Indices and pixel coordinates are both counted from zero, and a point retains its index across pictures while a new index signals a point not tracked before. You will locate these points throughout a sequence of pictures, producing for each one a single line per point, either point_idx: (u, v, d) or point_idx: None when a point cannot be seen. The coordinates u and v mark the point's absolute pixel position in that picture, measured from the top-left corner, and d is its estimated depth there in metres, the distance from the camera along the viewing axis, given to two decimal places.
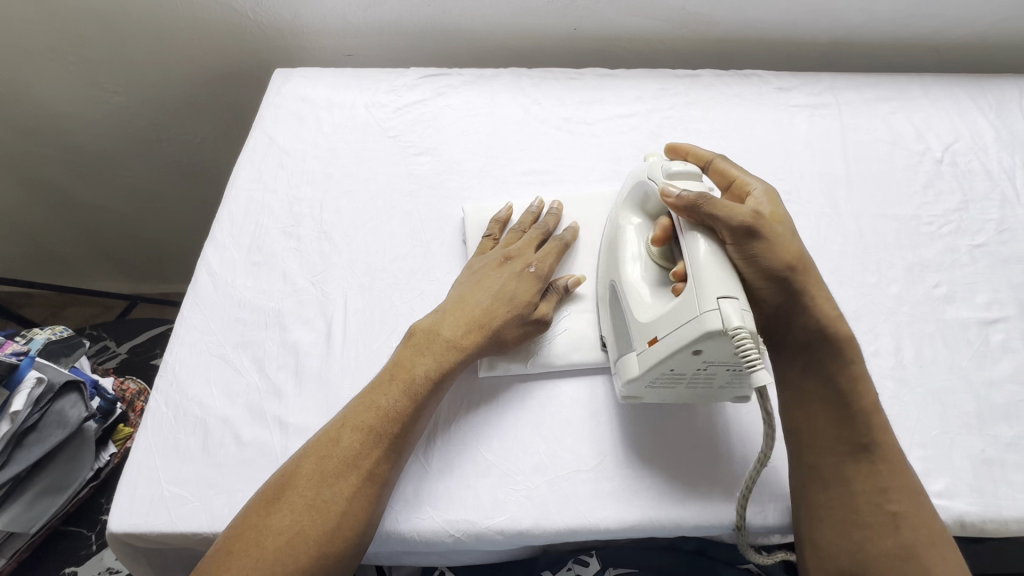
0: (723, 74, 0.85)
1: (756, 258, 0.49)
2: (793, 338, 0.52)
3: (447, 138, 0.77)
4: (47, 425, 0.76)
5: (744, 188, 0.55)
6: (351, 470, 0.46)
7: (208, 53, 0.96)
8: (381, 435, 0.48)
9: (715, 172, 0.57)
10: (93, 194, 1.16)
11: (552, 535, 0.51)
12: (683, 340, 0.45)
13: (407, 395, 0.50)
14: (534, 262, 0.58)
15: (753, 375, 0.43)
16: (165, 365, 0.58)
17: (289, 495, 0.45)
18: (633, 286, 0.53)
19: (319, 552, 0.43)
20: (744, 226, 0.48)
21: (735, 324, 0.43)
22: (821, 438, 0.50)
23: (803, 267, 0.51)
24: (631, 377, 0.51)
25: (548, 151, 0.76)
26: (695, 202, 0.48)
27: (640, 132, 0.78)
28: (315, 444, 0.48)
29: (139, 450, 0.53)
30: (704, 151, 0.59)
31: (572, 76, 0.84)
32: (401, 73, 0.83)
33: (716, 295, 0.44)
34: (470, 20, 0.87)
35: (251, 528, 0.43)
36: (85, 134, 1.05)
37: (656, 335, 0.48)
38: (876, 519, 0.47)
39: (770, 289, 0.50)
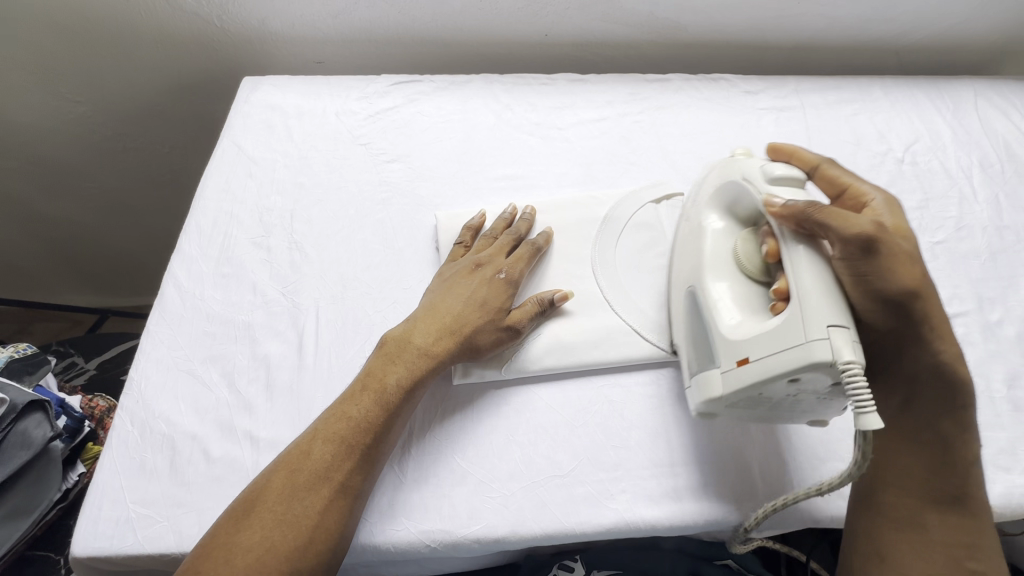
0: (692, 79, 0.86)
1: (872, 279, 0.46)
2: (901, 368, 0.50)
3: (419, 145, 0.77)
4: (11, 446, 0.74)
5: (860, 198, 0.53)
6: (322, 483, 0.46)
7: (174, 61, 0.94)
8: (352, 445, 0.48)
9: (822, 178, 0.55)
10: (57, 205, 1.13)
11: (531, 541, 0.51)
12: (783, 368, 0.44)
13: (379, 405, 0.50)
14: (505, 267, 0.59)
15: (862, 416, 0.41)
16: (131, 382, 0.56)
17: (257, 510, 0.44)
18: (716, 299, 0.52)
19: (291, 568, 0.42)
20: (868, 239, 0.45)
21: (846, 357, 0.42)
22: (916, 483, 0.49)
23: (924, 292, 0.48)
24: (712, 396, 0.50)
25: (521, 157, 0.76)
26: (811, 212, 0.46)
27: (611, 136, 0.79)
28: (285, 458, 0.47)
29: (103, 470, 0.52)
30: (810, 154, 0.57)
31: (543, 81, 0.84)
32: (373, 80, 0.82)
33: (826, 324, 0.43)
34: (442, 26, 0.86)
35: (217, 547, 0.42)
36: (47, 143, 1.02)
37: (747, 356, 0.47)
38: (941, 565, 0.47)
39: (882, 314, 0.47)
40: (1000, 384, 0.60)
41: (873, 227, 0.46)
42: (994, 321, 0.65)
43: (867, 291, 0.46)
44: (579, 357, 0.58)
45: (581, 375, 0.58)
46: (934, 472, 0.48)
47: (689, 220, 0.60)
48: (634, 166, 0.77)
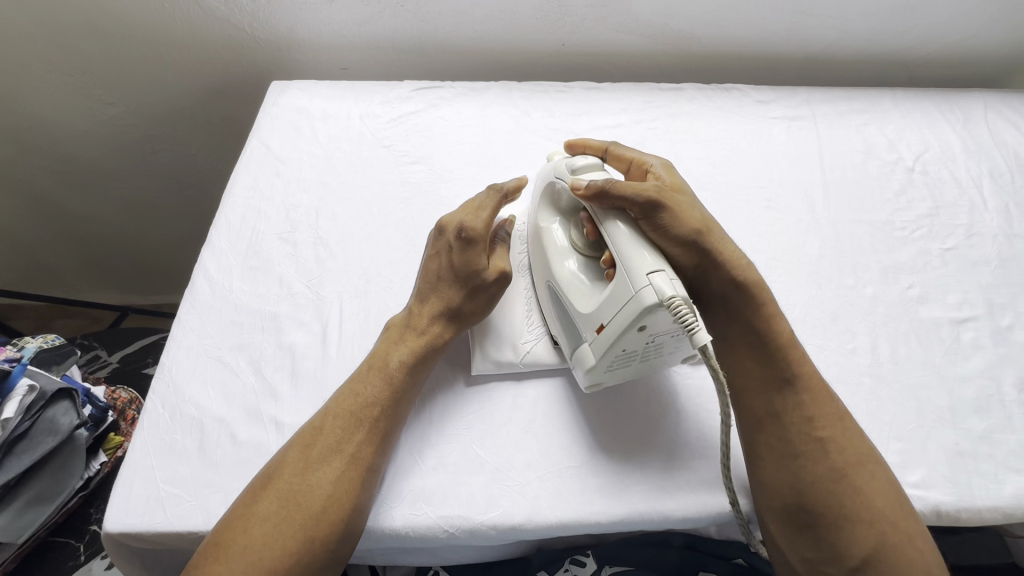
0: (705, 88, 0.89)
1: (664, 228, 0.52)
2: (709, 294, 0.55)
3: (439, 147, 0.79)
4: (38, 432, 0.77)
5: (642, 165, 0.59)
6: (335, 455, 0.48)
7: (204, 66, 0.98)
8: (362, 420, 0.50)
9: (613, 157, 0.62)
10: (85, 204, 1.17)
11: (544, 530, 0.52)
12: (625, 321, 0.47)
13: (387, 382, 0.52)
14: (463, 224, 0.58)
15: (695, 338, 0.44)
16: (162, 367, 0.58)
17: (276, 483, 0.46)
18: (568, 280, 0.55)
19: (307, 535, 0.44)
20: (649, 199, 0.51)
21: (668, 295, 0.45)
22: (754, 382, 0.52)
23: (710, 231, 0.54)
24: (588, 367, 0.52)
25: (537, 160, 0.79)
26: (605, 186, 0.51)
27: (626, 142, 0.82)
28: (300, 434, 0.49)
29: (135, 450, 0.53)
30: (598, 142, 0.64)
31: (560, 89, 0.87)
32: (396, 86, 0.86)
33: (647, 272, 0.46)
34: (463, 35, 0.90)
35: (240, 517, 0.44)
36: (78, 144, 1.06)
37: (601, 322, 0.50)
38: (798, 443, 0.49)
39: (687, 253, 0.53)
40: (1011, 387, 0.61)
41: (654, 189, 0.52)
42: (1004, 326, 0.66)
43: (665, 234, 0.52)
44: None
45: None
46: (762, 362, 0.52)
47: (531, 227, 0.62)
48: None
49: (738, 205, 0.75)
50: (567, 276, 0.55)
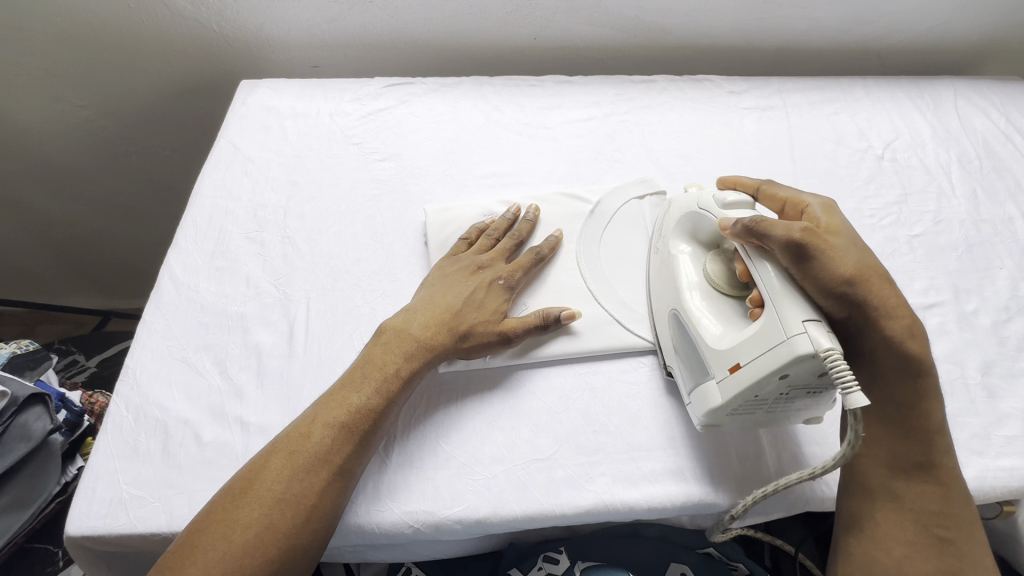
0: (677, 80, 0.89)
1: (814, 275, 0.48)
2: (865, 353, 0.51)
3: (410, 144, 0.79)
4: (11, 439, 0.77)
5: (799, 205, 0.56)
6: (320, 464, 0.48)
7: (178, 67, 0.97)
8: (351, 430, 0.50)
9: (765, 197, 0.59)
10: (60, 208, 1.16)
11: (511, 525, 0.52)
12: (771, 365, 0.46)
13: (378, 392, 0.52)
14: (504, 273, 0.61)
15: (849, 397, 0.43)
16: (126, 370, 0.58)
17: (256, 489, 0.46)
18: (695, 314, 0.54)
19: (286, 541, 0.45)
20: (798, 243, 0.48)
21: (825, 346, 0.44)
22: (883, 455, 0.51)
23: (867, 279, 0.50)
24: (713, 405, 0.51)
25: (508, 154, 0.79)
26: (755, 225, 0.49)
27: (596, 135, 0.81)
28: (286, 441, 0.49)
29: (99, 454, 0.53)
30: (750, 180, 0.62)
31: (532, 83, 0.87)
32: (366, 83, 0.86)
33: (802, 319, 0.46)
34: (435, 31, 0.89)
35: (217, 521, 0.44)
36: (52, 147, 1.06)
37: (738, 361, 0.49)
38: (909, 532, 0.49)
39: (837, 306, 0.49)
40: (975, 370, 0.62)
41: (803, 232, 0.49)
42: (970, 311, 0.66)
43: (814, 284, 0.48)
44: (564, 341, 0.60)
45: (563, 362, 0.60)
46: (904, 440, 0.50)
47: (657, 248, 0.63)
48: (619, 163, 0.79)
49: None
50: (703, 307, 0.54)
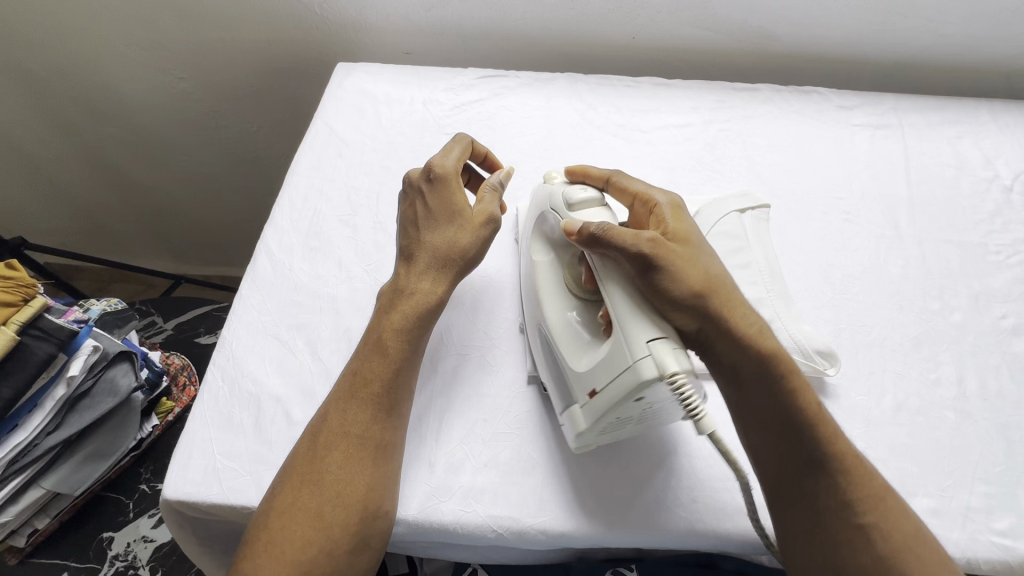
0: (783, 90, 0.84)
1: (662, 289, 0.45)
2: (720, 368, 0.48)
3: (503, 138, 0.78)
4: (100, 392, 0.82)
5: (647, 201, 0.53)
6: (355, 443, 0.48)
7: (273, 44, 0.99)
8: (377, 402, 0.50)
9: (615, 189, 0.56)
10: (154, 172, 1.23)
11: (597, 536, 0.50)
12: (620, 392, 0.44)
13: (387, 361, 0.51)
14: (433, 177, 0.57)
15: (700, 423, 0.42)
16: (223, 341, 0.59)
17: (306, 477, 0.47)
18: (559, 326, 0.53)
19: (327, 526, 0.45)
20: (642, 254, 0.46)
21: (670, 369, 0.41)
22: (811, 510, 0.46)
23: (713, 292, 0.47)
24: (578, 431, 0.48)
25: (603, 156, 0.76)
26: (598, 231, 0.47)
27: (695, 142, 0.78)
28: (312, 428, 0.49)
29: (196, 420, 0.54)
30: (599, 170, 0.57)
31: (628, 84, 0.84)
32: (460, 73, 0.85)
33: (647, 340, 0.43)
34: (531, 24, 0.88)
35: (277, 511, 0.45)
36: (151, 114, 1.11)
37: (594, 387, 0.47)
38: None
39: (689, 319, 0.46)
40: None
41: (652, 243, 0.46)
42: None
43: (661, 298, 0.45)
44: None
45: None
46: (824, 486, 0.45)
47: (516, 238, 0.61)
48: (717, 174, 0.75)
49: (815, 216, 0.71)
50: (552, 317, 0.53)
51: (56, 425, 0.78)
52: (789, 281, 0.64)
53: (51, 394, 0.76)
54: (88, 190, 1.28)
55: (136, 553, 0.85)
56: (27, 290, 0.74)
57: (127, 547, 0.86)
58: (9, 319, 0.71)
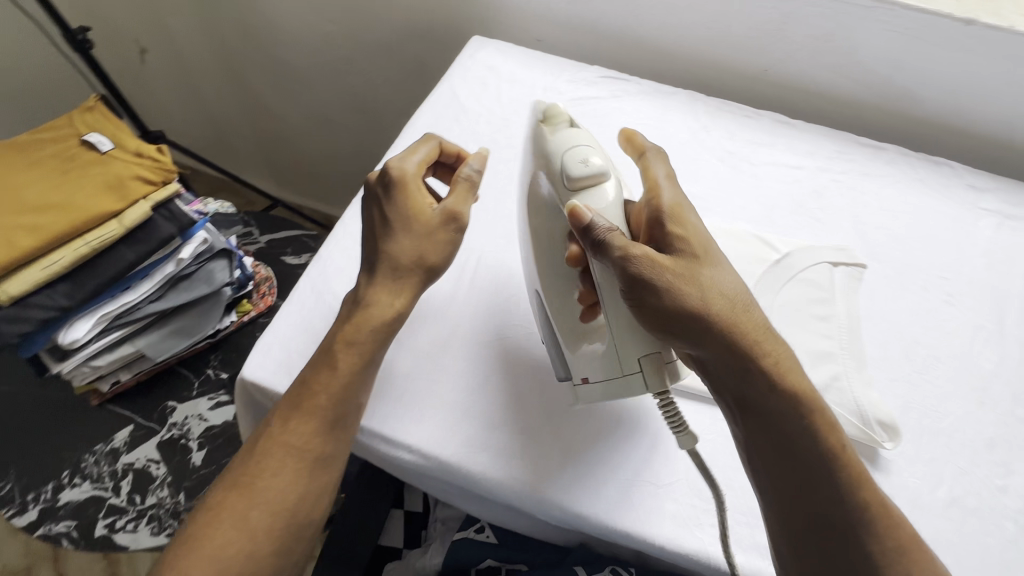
0: (910, 155, 0.81)
1: (657, 303, 0.48)
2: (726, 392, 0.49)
3: (611, 138, 0.80)
4: (198, 279, 0.92)
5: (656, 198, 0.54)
6: (320, 417, 0.52)
7: (417, 9, 1.05)
8: (349, 378, 0.53)
9: (645, 175, 0.57)
10: (286, 100, 1.36)
11: (596, 525, 0.52)
12: (611, 391, 0.52)
13: (367, 341, 0.54)
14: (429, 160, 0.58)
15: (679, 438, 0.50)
16: (319, 257, 0.66)
17: (279, 440, 0.52)
18: (554, 298, 0.55)
19: (296, 484, 0.52)
20: (636, 267, 0.48)
21: (656, 389, 0.50)
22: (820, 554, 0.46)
23: (719, 311, 0.48)
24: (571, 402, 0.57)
25: (704, 178, 0.76)
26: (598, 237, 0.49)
27: (802, 186, 0.76)
28: (287, 394, 0.54)
29: (281, 318, 0.61)
30: (640, 142, 0.61)
31: (749, 114, 0.84)
32: (585, 69, 0.88)
33: (637, 356, 0.50)
34: (667, 36, 0.88)
35: (256, 467, 0.52)
36: (296, 49, 1.22)
37: (587, 377, 0.53)
38: None
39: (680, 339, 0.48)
40: None
41: (646, 256, 0.48)
42: None
43: (653, 312, 0.48)
44: None
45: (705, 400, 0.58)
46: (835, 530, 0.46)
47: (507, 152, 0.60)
48: (819, 222, 0.73)
49: (912, 289, 0.68)
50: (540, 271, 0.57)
51: (158, 296, 0.88)
52: (868, 346, 0.62)
53: (161, 269, 0.87)
54: (226, 102, 1.44)
55: (190, 427, 0.95)
56: (168, 174, 0.83)
57: (184, 419, 0.96)
58: (148, 195, 0.81)
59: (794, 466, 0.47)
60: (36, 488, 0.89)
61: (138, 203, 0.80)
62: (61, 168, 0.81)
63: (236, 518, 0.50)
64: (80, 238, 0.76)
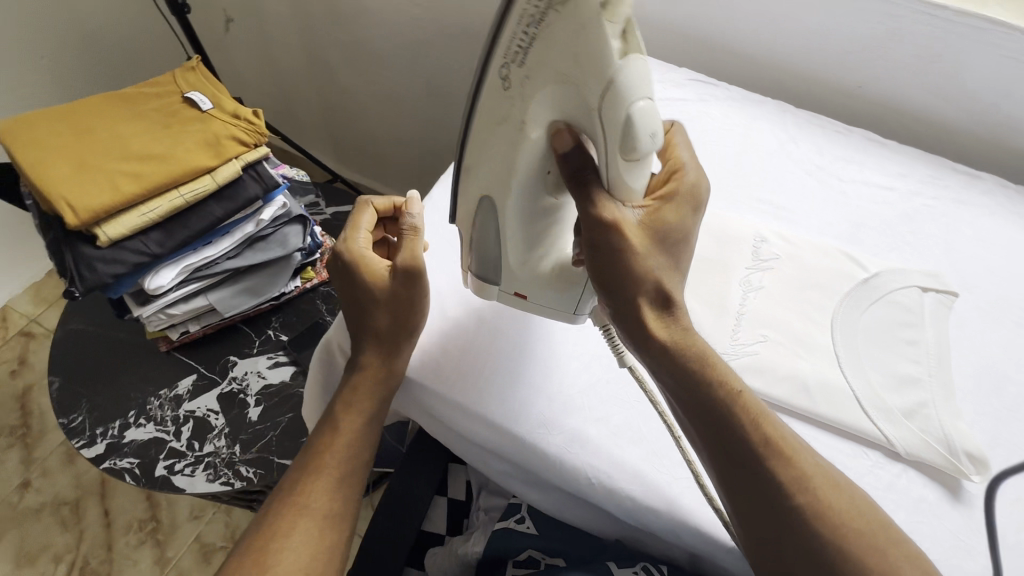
0: (1009, 187, 0.78)
1: (616, 285, 0.50)
2: (705, 419, 0.49)
3: (697, 141, 0.79)
4: (273, 241, 0.95)
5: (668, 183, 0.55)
6: (346, 434, 0.59)
7: None
8: (371, 396, 0.59)
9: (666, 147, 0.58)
10: (361, 79, 1.39)
11: (657, 519, 0.53)
12: (548, 306, 0.58)
13: (378, 365, 0.58)
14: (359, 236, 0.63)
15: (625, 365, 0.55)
16: None
17: (314, 461, 0.58)
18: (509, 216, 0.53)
19: (331, 497, 0.57)
20: (609, 241, 0.50)
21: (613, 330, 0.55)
22: None
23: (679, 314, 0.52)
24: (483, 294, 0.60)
25: (790, 189, 0.75)
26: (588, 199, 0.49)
27: (893, 207, 0.74)
28: (319, 424, 0.60)
29: None
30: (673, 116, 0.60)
31: (839, 130, 0.82)
32: (674, 70, 0.87)
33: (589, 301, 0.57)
34: (762, 44, 0.87)
35: (295, 487, 0.57)
36: (378, 29, 1.25)
37: (523, 294, 0.58)
38: None
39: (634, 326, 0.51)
40: None
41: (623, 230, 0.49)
42: None
43: (609, 289, 0.51)
44: (795, 393, 0.57)
45: (785, 411, 0.57)
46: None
47: (554, 10, 0.43)
48: (909, 246, 0.71)
49: (1005, 323, 0.65)
50: (482, 160, 0.52)
51: (234, 254, 0.92)
52: (957, 376, 0.60)
53: (241, 228, 0.90)
54: (302, 75, 1.49)
55: (249, 383, 0.99)
56: (259, 137, 0.87)
57: (244, 374, 0.99)
58: (240, 155, 0.85)
59: (710, 443, 0.49)
60: (104, 423, 0.93)
61: (230, 162, 0.84)
62: (162, 122, 0.85)
63: (280, 533, 0.55)
64: (175, 190, 0.81)
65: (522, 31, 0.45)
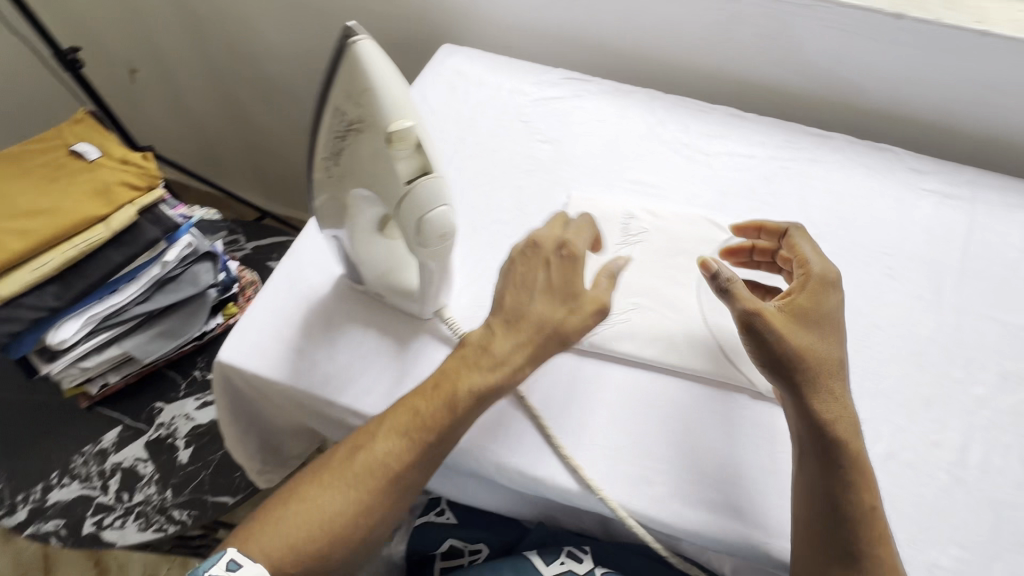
0: (857, 143, 0.85)
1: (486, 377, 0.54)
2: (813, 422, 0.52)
3: (572, 134, 0.84)
4: (184, 281, 0.95)
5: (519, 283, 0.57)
6: (347, 486, 0.53)
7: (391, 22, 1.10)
8: (391, 468, 0.53)
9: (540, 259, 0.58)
10: (271, 114, 1.41)
11: (550, 489, 0.57)
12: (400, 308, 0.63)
13: (407, 444, 0.52)
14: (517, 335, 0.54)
15: None
16: (294, 247, 0.68)
17: (300, 501, 0.53)
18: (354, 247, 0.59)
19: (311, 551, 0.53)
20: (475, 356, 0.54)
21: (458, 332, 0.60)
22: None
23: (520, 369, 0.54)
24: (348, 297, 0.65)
25: (660, 169, 0.81)
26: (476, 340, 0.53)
27: (753, 173, 0.81)
28: (323, 458, 0.56)
29: (258, 305, 0.64)
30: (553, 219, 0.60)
31: (703, 109, 0.88)
32: (549, 71, 0.92)
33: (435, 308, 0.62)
34: (627, 39, 0.94)
35: (274, 522, 0.53)
36: (278, 64, 1.27)
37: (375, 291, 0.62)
38: None
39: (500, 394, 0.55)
40: None
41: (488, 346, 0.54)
42: None
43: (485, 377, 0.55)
44: (665, 352, 0.61)
45: (659, 371, 0.61)
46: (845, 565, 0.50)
47: (354, 131, 0.50)
48: (769, 207, 0.77)
49: (856, 265, 0.72)
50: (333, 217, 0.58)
51: (144, 298, 0.91)
52: None
53: (147, 271, 0.90)
54: (215, 117, 1.49)
55: (178, 426, 0.98)
56: (153, 180, 0.88)
57: (171, 419, 0.98)
58: (134, 200, 0.86)
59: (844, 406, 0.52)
60: (26, 489, 0.91)
61: (125, 208, 0.84)
62: (51, 178, 0.85)
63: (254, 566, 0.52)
64: (69, 242, 0.81)
65: (335, 135, 0.52)
